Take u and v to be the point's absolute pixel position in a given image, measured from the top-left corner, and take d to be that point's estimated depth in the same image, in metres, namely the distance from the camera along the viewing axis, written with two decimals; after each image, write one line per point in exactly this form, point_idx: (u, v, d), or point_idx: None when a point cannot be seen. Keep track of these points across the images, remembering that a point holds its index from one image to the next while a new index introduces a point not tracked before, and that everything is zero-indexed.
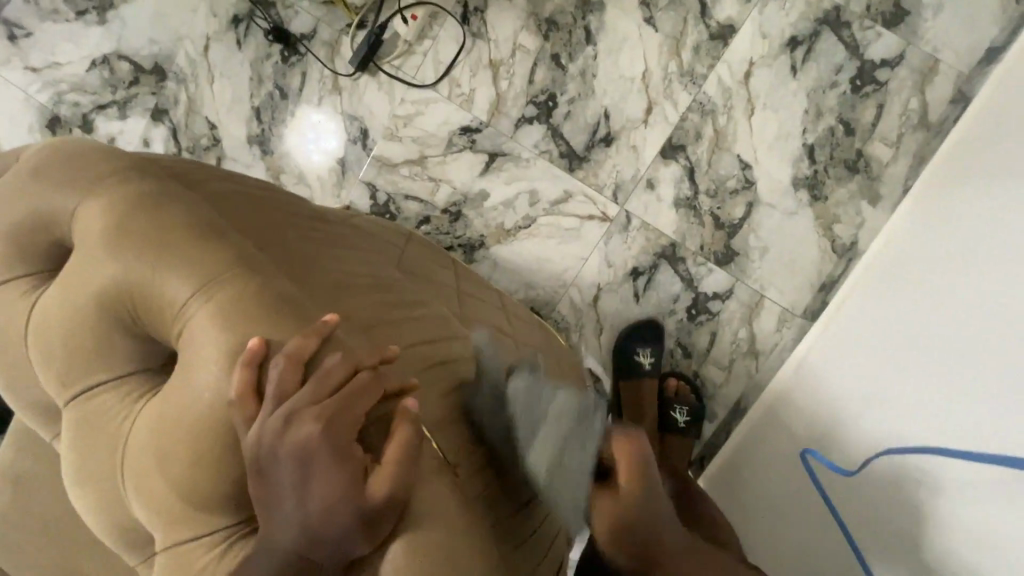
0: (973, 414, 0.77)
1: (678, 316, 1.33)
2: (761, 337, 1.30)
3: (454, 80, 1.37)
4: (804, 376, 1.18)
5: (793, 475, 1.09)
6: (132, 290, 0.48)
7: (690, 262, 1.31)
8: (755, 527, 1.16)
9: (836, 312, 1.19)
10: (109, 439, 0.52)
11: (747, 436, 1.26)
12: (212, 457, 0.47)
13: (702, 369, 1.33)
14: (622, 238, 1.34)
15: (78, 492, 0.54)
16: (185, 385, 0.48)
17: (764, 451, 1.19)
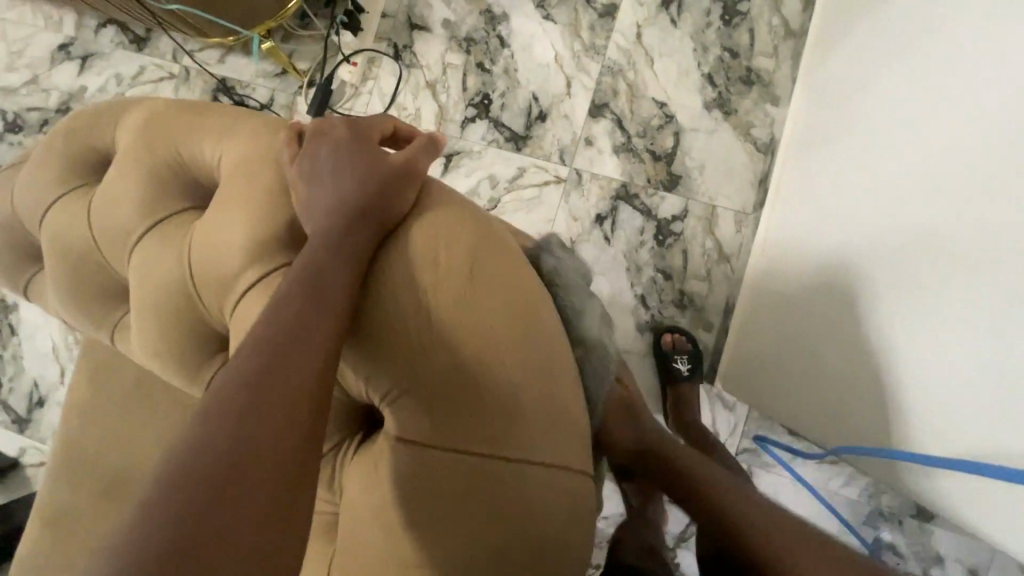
0: (934, 163, 0.88)
1: (649, 245, 1.45)
2: (726, 242, 1.43)
3: (401, 105, 1.58)
4: (775, 245, 1.28)
5: (797, 316, 1.16)
6: (177, 140, 0.71)
7: (643, 195, 1.46)
8: (785, 389, 1.18)
9: (778, 189, 1.34)
10: (170, 256, 0.69)
11: (746, 319, 1.33)
12: (259, 210, 0.67)
13: (685, 287, 1.44)
14: (579, 193, 1.49)
15: (155, 323, 0.70)
16: (227, 184, 0.68)
17: (766, 318, 1.26)
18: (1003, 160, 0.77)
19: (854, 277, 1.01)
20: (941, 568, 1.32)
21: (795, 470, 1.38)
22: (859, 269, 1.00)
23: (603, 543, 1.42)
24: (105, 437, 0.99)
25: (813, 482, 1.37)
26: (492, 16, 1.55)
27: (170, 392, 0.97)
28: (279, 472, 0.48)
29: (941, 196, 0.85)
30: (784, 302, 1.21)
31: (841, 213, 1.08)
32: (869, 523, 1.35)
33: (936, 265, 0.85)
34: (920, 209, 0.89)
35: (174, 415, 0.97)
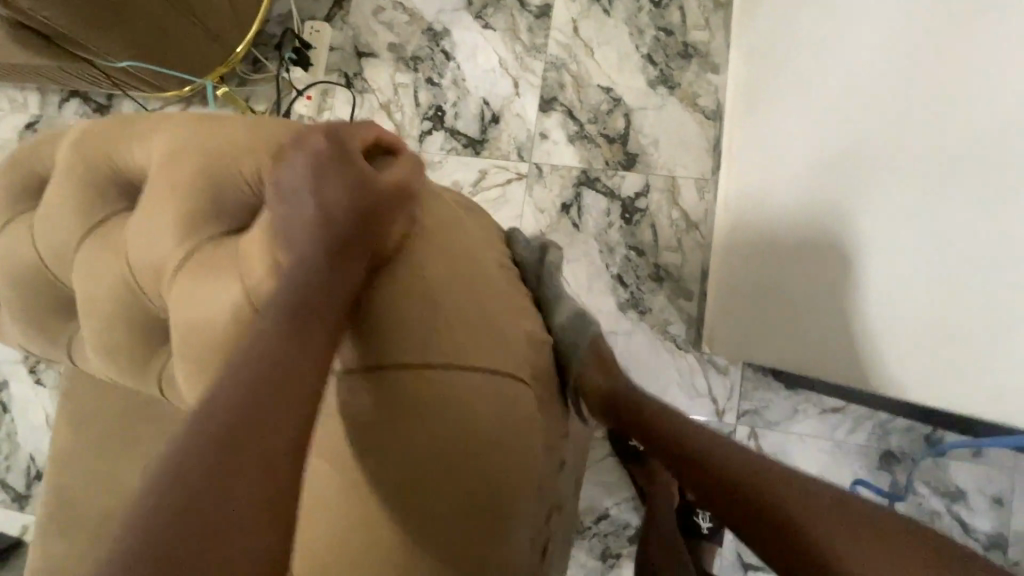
0: (859, 77, 0.89)
1: (617, 225, 1.47)
2: (691, 210, 1.45)
3: None
4: (737, 199, 1.30)
5: (769, 260, 1.15)
6: (103, 147, 0.76)
7: (604, 177, 1.49)
8: (767, 333, 1.16)
9: (731, 148, 1.36)
10: (112, 251, 0.75)
11: (723, 275, 1.34)
12: (181, 199, 0.71)
13: (659, 259, 1.45)
14: (542, 185, 1.52)
15: (109, 319, 0.77)
16: (154, 174, 0.73)
17: (742, 269, 1.26)
18: (914, 51, 0.78)
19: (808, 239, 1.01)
20: (964, 501, 1.28)
21: (798, 424, 1.36)
22: (810, 208, 1.00)
23: (619, 530, 1.39)
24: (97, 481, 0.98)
25: (819, 434, 1.35)
26: (434, 33, 1.62)
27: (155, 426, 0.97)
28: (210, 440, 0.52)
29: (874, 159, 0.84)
30: (756, 249, 1.21)
31: (794, 175, 1.07)
32: (883, 467, 1.32)
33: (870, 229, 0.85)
34: (855, 121, 0.89)
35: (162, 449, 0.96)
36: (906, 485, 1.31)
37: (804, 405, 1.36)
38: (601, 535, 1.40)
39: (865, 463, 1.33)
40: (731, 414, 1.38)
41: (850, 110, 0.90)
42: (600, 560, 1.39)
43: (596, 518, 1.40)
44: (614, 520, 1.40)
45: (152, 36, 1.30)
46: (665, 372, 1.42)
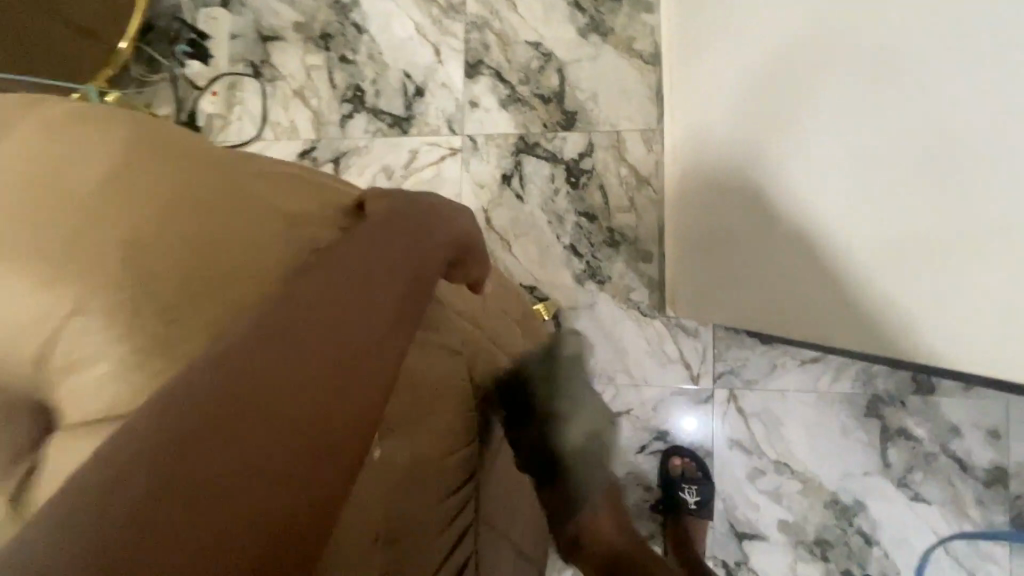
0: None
1: (563, 190, 1.36)
2: (640, 164, 1.34)
3: (274, 122, 1.48)
4: (685, 147, 1.21)
5: (727, 211, 1.04)
6: None
7: (543, 141, 1.37)
8: (733, 288, 1.06)
9: (674, 92, 1.25)
10: None
11: (679, 231, 1.25)
12: None
13: (613, 222, 1.33)
14: (478, 158, 1.40)
15: None
16: None
17: (698, 222, 1.17)
18: None
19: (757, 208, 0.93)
20: (957, 437, 1.21)
21: (778, 380, 1.27)
22: (759, 144, 0.90)
23: None
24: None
25: (802, 387, 1.26)
26: (342, 6, 1.47)
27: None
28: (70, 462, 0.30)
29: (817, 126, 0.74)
30: (711, 200, 1.11)
31: (737, 129, 0.97)
32: (872, 413, 1.24)
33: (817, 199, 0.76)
34: (796, 35, 0.78)
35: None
36: (897, 429, 1.23)
37: (782, 359, 1.27)
38: None
39: (852, 413, 1.25)
40: (707, 378, 1.29)
41: (793, 64, 0.80)
42: None
43: None
44: None
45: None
46: (632, 342, 1.31)
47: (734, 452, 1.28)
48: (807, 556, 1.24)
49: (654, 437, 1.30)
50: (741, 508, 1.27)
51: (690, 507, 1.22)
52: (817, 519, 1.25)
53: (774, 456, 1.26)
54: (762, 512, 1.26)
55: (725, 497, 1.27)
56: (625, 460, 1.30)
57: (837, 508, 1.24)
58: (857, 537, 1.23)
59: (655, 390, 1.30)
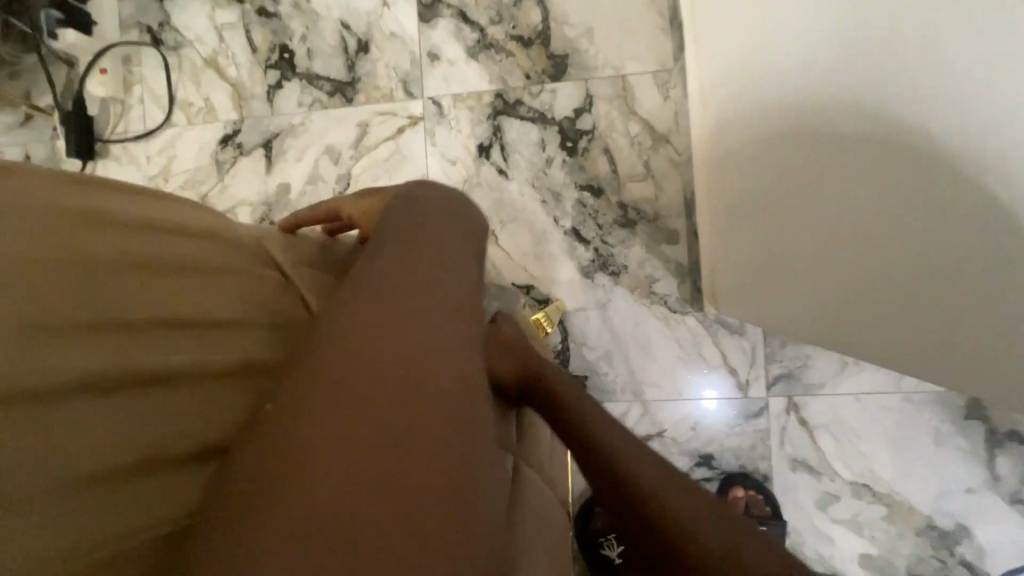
0: None
1: (558, 159, 1.05)
2: (655, 117, 1.03)
3: (185, 102, 1.17)
4: (718, 89, 0.85)
5: (784, 182, 0.72)
6: None
7: (527, 98, 1.06)
8: (801, 290, 0.75)
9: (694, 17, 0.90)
10: None
11: (716, 208, 0.91)
12: None
13: (624, 195, 1.04)
14: (446, 126, 1.09)
15: None
16: None
17: (743, 196, 0.82)
18: None
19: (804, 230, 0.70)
20: None
21: (850, 381, 1.00)
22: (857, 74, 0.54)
23: None
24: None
25: (882, 388, 0.99)
26: None
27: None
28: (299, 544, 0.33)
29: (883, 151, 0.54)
30: (758, 166, 0.77)
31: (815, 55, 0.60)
32: (973, 415, 0.97)
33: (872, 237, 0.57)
34: None
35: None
36: (1007, 433, 0.97)
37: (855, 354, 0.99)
38: None
39: (947, 418, 0.98)
40: (758, 386, 1.01)
41: None
42: None
43: None
44: None
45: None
46: (660, 345, 1.04)
47: (800, 475, 1.01)
48: None
49: (696, 463, 1.03)
50: (812, 544, 1.01)
51: None
52: (910, 551, 0.99)
53: (850, 477, 1.00)
54: (838, 547, 1.00)
55: (790, 532, 1.01)
56: None
57: (934, 536, 0.98)
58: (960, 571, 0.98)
59: (693, 405, 1.03)
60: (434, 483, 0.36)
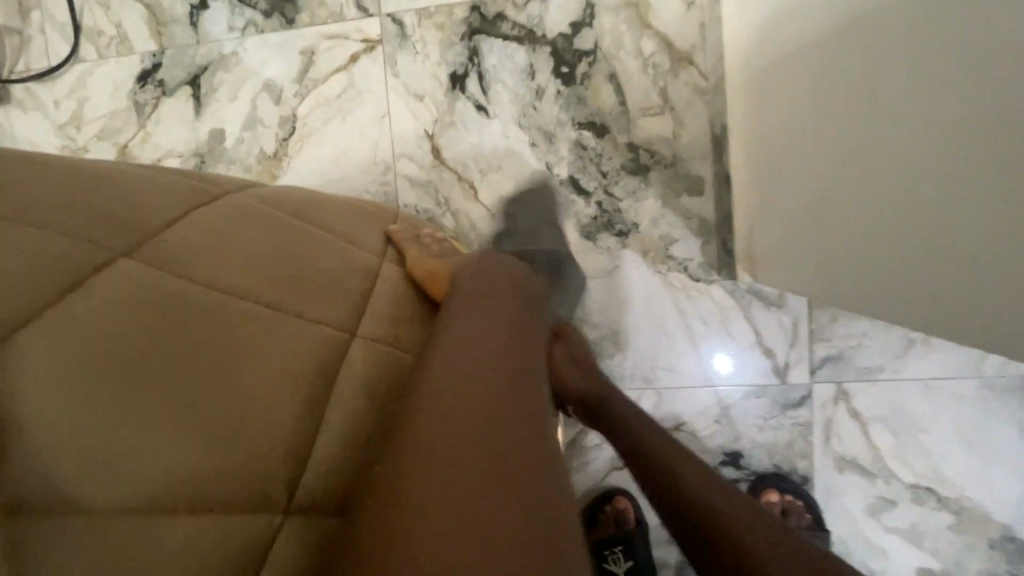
0: None
1: (550, 90, 0.83)
2: (676, 31, 0.80)
3: (94, 31, 0.95)
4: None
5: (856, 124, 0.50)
6: None
7: (511, 10, 0.83)
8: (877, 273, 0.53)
9: None
10: None
11: (771, 160, 0.67)
12: None
13: (636, 134, 0.82)
14: (410, 51, 0.87)
15: None
16: None
17: (805, 144, 0.60)
18: None
19: (828, 223, 0.58)
20: None
21: (917, 365, 0.80)
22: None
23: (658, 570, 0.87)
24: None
25: (956, 373, 0.80)
26: None
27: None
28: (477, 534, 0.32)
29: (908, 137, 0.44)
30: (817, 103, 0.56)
31: None
32: None
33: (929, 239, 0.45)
34: None
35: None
36: None
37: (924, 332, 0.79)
38: None
39: None
40: (800, 370, 0.82)
41: None
42: None
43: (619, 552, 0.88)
44: None
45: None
46: (679, 322, 0.84)
47: (848, 477, 0.83)
48: None
49: (721, 462, 0.85)
50: (861, 559, 0.83)
51: None
52: (980, 567, 0.81)
53: (911, 480, 0.82)
54: (893, 562, 0.83)
55: (835, 544, 0.84)
56: None
57: (1013, 551, 0.81)
58: None
59: (717, 394, 0.84)
60: (542, 455, 0.39)
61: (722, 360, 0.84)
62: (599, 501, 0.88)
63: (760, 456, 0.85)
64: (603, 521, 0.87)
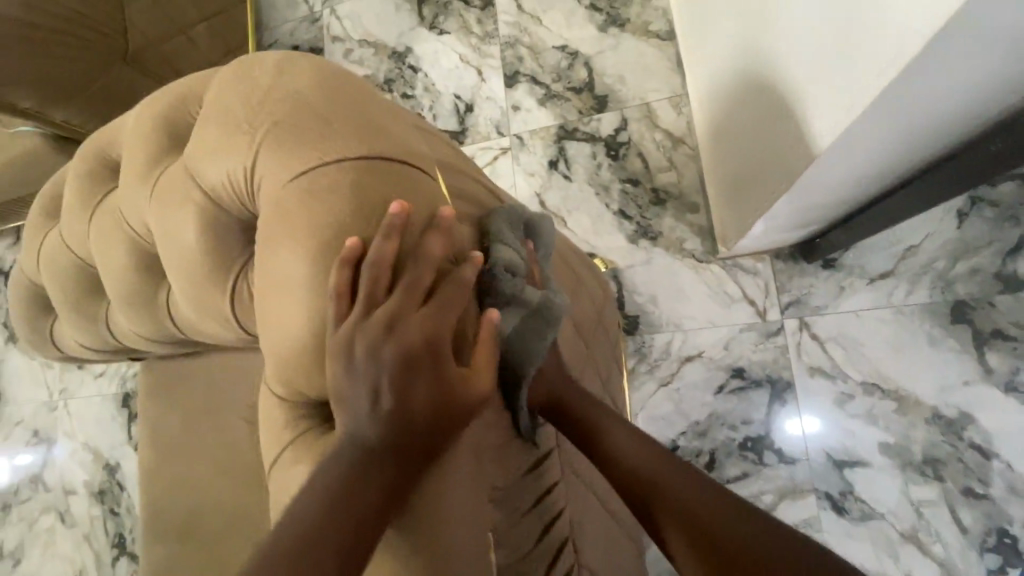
0: None
1: (606, 163, 1.49)
2: (674, 127, 1.47)
3: None
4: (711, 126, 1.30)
5: (783, 138, 0.78)
6: (52, 190, 0.75)
7: (582, 126, 1.53)
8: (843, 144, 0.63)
9: (695, 79, 1.41)
10: (58, 266, 0.71)
11: (721, 195, 1.30)
12: (98, 199, 0.66)
13: (657, 183, 1.45)
14: (526, 151, 1.56)
15: (82, 337, 0.76)
16: (70, 204, 0.68)
17: (728, 189, 1.22)
18: None
19: (829, 95, 0.61)
20: None
21: (849, 301, 1.28)
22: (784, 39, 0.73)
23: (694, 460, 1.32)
24: (161, 501, 1.02)
25: (876, 305, 1.26)
26: (398, 54, 1.72)
27: (195, 436, 1.01)
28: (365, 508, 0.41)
29: (795, 153, 0.74)
30: (775, 136, 0.82)
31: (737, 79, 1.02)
32: (959, 319, 1.21)
33: (929, 126, 0.67)
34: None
35: (209, 461, 1.01)
36: (991, 332, 1.19)
37: (849, 280, 1.28)
38: None
39: (936, 322, 1.22)
40: (775, 311, 1.32)
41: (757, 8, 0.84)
42: None
43: None
44: (684, 451, 1.33)
45: (95, 89, 1.37)
46: (692, 287, 1.38)
47: (819, 380, 1.28)
48: (919, 478, 1.20)
49: (731, 375, 1.33)
50: (837, 438, 1.25)
51: None
52: (924, 437, 1.20)
53: (860, 378, 1.25)
54: (860, 437, 1.24)
55: (819, 427, 1.26)
56: (706, 403, 1.33)
57: (943, 424, 1.19)
58: (971, 452, 1.17)
59: (724, 330, 1.35)
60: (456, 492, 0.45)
61: (811, 425, 1.27)
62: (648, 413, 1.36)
63: (758, 370, 1.31)
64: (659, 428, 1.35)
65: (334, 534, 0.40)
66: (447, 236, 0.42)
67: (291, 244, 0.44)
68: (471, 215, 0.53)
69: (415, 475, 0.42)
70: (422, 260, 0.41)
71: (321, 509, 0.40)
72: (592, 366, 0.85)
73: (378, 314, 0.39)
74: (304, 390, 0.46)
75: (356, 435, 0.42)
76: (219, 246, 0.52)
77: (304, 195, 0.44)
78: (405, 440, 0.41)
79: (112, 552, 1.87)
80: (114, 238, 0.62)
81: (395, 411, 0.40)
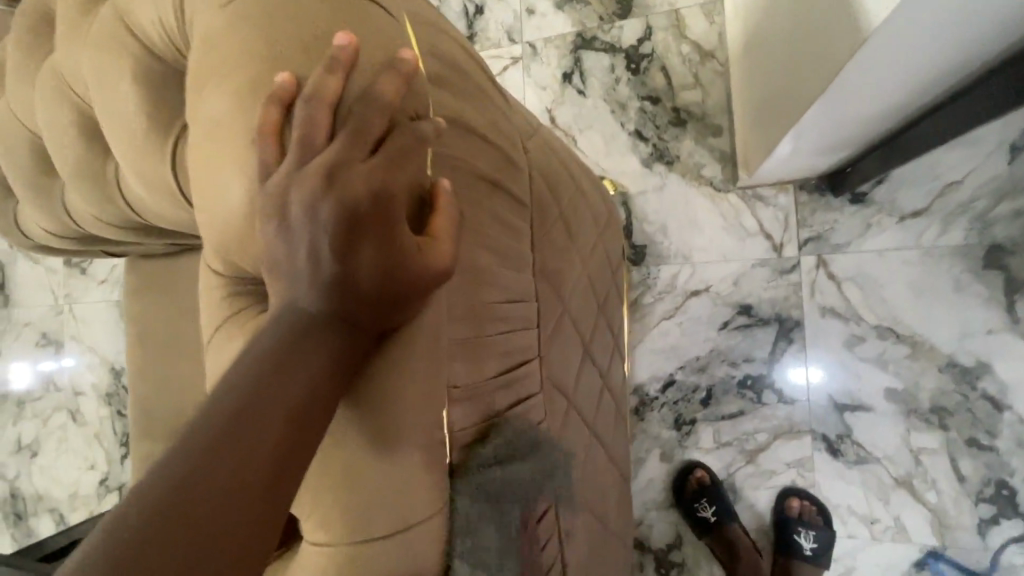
0: None
1: (624, 78, 1.36)
2: (703, 40, 1.32)
3: None
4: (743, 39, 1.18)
5: (822, 31, 0.68)
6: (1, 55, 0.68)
7: (601, 34, 1.38)
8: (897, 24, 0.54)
9: None
10: (7, 138, 0.65)
11: (746, 119, 1.20)
12: (38, 59, 0.59)
13: (678, 102, 1.33)
14: (539, 62, 1.43)
15: (45, 221, 0.72)
16: (12, 66, 0.61)
17: (754, 110, 1.12)
18: None
19: None
20: None
21: (873, 239, 1.19)
22: None
23: (690, 394, 1.29)
24: (148, 399, 1.02)
25: (902, 244, 1.17)
26: None
27: (178, 335, 0.99)
28: (301, 382, 0.38)
29: (833, 47, 0.65)
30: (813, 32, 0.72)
31: None
32: (992, 264, 1.12)
33: (997, 11, 0.58)
34: None
35: (195, 363, 1.00)
36: None
37: (877, 217, 1.18)
38: (670, 404, 1.30)
39: (966, 265, 1.13)
40: (792, 246, 1.24)
41: None
42: (674, 429, 1.30)
43: (662, 386, 1.31)
44: (681, 385, 1.30)
45: None
46: (706, 217, 1.29)
47: (829, 320, 1.21)
48: (922, 426, 1.16)
49: (738, 311, 1.26)
50: (842, 381, 1.20)
51: (802, 548, 1.16)
52: (933, 385, 1.15)
53: (875, 321, 1.18)
54: (865, 380, 1.19)
55: (824, 368, 1.21)
56: (709, 338, 1.28)
57: (956, 372, 1.14)
58: (982, 402, 1.12)
59: (736, 264, 1.27)
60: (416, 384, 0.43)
61: (815, 371, 1.22)
62: (647, 346, 1.32)
63: (767, 308, 1.25)
64: (657, 363, 1.31)
65: (272, 410, 0.37)
66: (404, 81, 0.38)
67: (218, 84, 0.38)
68: (450, 76, 0.46)
69: (365, 347, 0.40)
70: (372, 106, 0.37)
71: (257, 381, 0.37)
72: (586, 287, 0.79)
73: (316, 159, 0.36)
74: (240, 262, 0.42)
75: (299, 298, 0.39)
76: (153, 103, 0.45)
77: (234, 27, 0.38)
78: (352, 307, 0.38)
79: (122, 451, 1.94)
80: (53, 101, 0.55)
81: (343, 272, 0.37)
